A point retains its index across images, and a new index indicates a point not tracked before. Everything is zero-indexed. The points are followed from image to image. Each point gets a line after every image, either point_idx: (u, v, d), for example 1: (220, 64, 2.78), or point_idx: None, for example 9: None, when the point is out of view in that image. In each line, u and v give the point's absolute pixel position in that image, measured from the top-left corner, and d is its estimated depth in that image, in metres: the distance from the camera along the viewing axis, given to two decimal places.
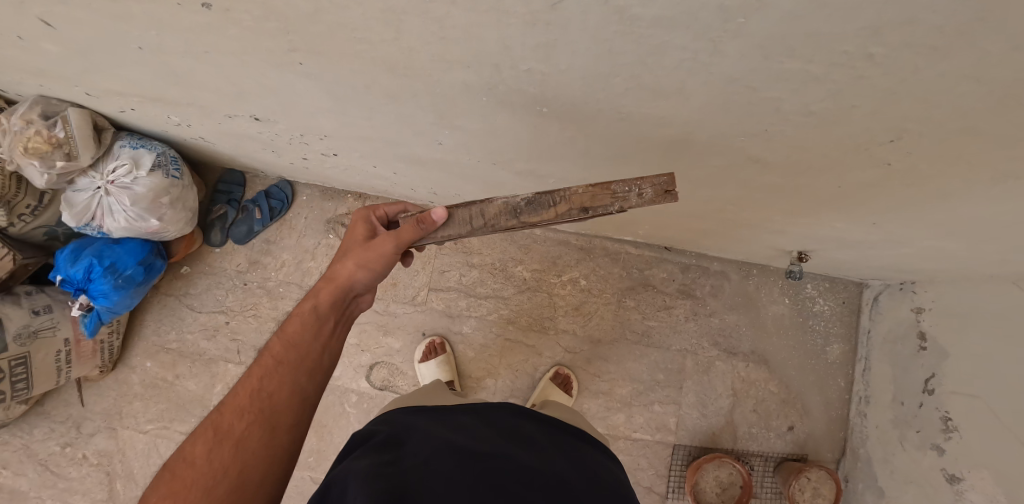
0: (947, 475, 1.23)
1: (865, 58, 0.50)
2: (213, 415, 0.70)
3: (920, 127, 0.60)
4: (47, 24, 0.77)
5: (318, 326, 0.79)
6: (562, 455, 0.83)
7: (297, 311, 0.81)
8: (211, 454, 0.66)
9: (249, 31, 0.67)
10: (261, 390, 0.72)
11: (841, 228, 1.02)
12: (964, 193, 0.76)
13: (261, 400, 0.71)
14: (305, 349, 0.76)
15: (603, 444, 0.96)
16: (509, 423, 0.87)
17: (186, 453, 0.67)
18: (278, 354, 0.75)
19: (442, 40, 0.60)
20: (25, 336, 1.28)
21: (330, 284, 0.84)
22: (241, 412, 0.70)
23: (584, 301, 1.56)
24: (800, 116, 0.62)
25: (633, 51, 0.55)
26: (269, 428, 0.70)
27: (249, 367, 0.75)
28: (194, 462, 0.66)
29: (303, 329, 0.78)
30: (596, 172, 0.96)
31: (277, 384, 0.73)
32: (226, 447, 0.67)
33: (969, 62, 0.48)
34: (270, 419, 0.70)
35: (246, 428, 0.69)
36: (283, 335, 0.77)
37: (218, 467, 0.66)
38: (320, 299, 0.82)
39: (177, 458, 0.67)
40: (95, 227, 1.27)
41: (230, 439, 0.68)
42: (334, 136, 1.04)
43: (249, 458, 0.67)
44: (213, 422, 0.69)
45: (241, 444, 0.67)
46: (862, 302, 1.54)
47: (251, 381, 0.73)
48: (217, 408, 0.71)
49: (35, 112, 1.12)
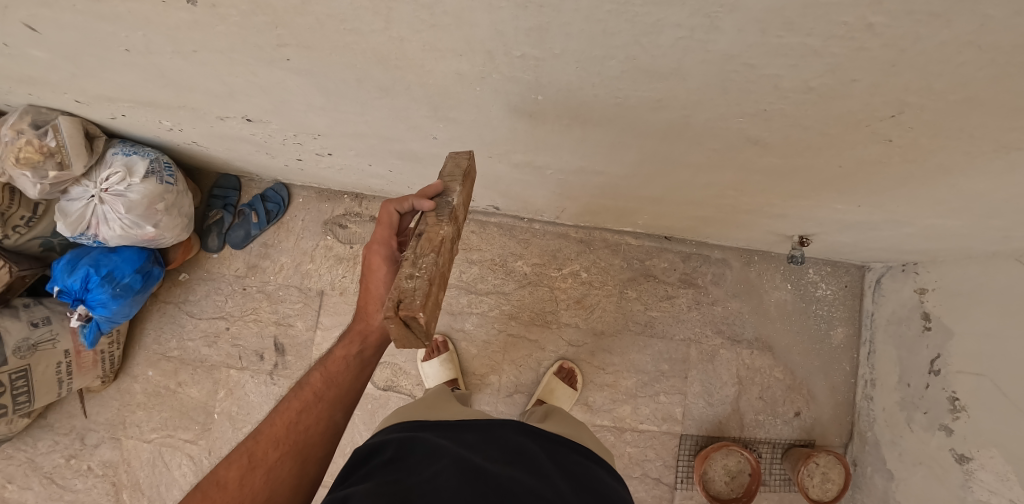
0: (956, 455, 1.23)
1: (864, 28, 0.48)
2: (248, 441, 0.73)
3: (920, 100, 0.59)
4: (32, 29, 0.76)
5: (360, 369, 0.80)
6: (567, 477, 0.82)
7: (341, 351, 0.79)
8: (243, 480, 0.69)
9: (237, 27, 0.66)
10: (298, 423, 0.74)
11: (841, 209, 1.02)
12: (966, 168, 0.75)
13: (297, 432, 0.74)
14: (345, 387, 0.78)
15: (611, 466, 0.95)
16: (517, 440, 0.86)
17: (220, 476, 0.70)
18: (318, 389, 0.77)
19: (433, 27, 0.59)
20: (25, 349, 1.27)
21: (371, 334, 0.80)
22: (276, 442, 0.72)
23: (585, 294, 1.55)
24: (799, 93, 0.61)
25: (627, 31, 0.54)
26: (300, 460, 0.72)
27: (287, 398, 0.77)
28: (226, 486, 0.68)
29: (346, 369, 0.79)
30: (593, 160, 0.94)
31: (313, 418, 0.75)
32: (259, 474, 0.70)
33: (969, 29, 0.47)
34: (302, 450, 0.73)
35: (279, 458, 0.72)
36: (325, 370, 0.79)
37: (248, 492, 0.68)
38: (365, 349, 0.80)
39: (209, 480, 0.69)
40: (90, 237, 1.26)
41: (263, 465, 0.71)
42: (328, 135, 1.03)
43: (277, 488, 0.70)
44: (247, 448, 0.72)
45: (273, 473, 0.70)
46: (864, 284, 1.53)
47: (288, 413, 0.75)
48: (253, 435, 0.73)
49: (26, 122, 1.10)
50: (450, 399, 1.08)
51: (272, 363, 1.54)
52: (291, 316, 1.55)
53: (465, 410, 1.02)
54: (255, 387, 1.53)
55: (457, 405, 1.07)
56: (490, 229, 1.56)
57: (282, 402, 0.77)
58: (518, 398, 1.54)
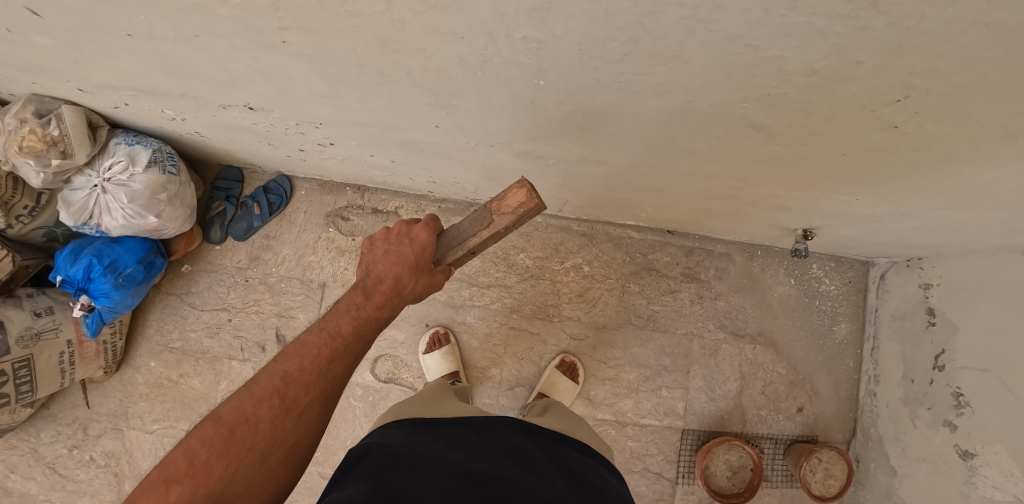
0: (960, 451, 1.22)
1: (869, 6, 0.48)
2: (276, 380, 0.69)
3: (926, 83, 0.58)
4: (35, 13, 0.76)
5: (379, 330, 0.79)
6: (565, 475, 0.81)
7: (370, 309, 0.77)
8: (276, 422, 0.67)
9: (238, 10, 0.66)
10: (328, 372, 0.72)
11: (846, 201, 1.01)
12: (973, 155, 0.74)
13: (327, 381, 0.72)
14: (366, 345, 0.77)
15: (609, 462, 0.95)
16: (513, 438, 0.86)
17: (250, 413, 0.66)
18: (348, 342, 0.74)
19: (434, 9, 0.59)
20: (28, 339, 1.27)
21: (400, 301, 0.80)
22: (307, 386, 0.70)
23: (587, 288, 1.54)
24: (803, 76, 0.60)
25: (629, 11, 0.54)
26: (327, 408, 0.72)
27: (315, 342, 0.73)
28: (258, 426, 0.66)
29: (372, 330, 0.78)
30: (595, 149, 0.94)
31: (341, 368, 0.73)
32: (290, 418, 0.68)
33: (976, 7, 0.46)
34: (329, 399, 0.72)
35: (310, 403, 0.70)
36: (355, 323, 0.75)
37: (279, 436, 0.67)
38: (391, 313, 0.80)
39: (236, 416, 0.66)
40: (93, 226, 1.26)
41: (295, 409, 0.69)
42: (329, 123, 1.02)
43: (305, 432, 0.69)
44: (276, 387, 0.68)
45: (303, 420, 0.69)
46: (869, 280, 1.52)
47: (318, 360, 0.72)
48: (280, 374, 0.69)
49: (29, 111, 1.10)
50: (448, 395, 1.08)
51: (274, 355, 1.54)
52: (293, 308, 1.55)
53: (463, 407, 1.01)
54: None
55: (456, 401, 1.06)
56: None
57: (308, 343, 0.72)
58: (519, 392, 1.54)
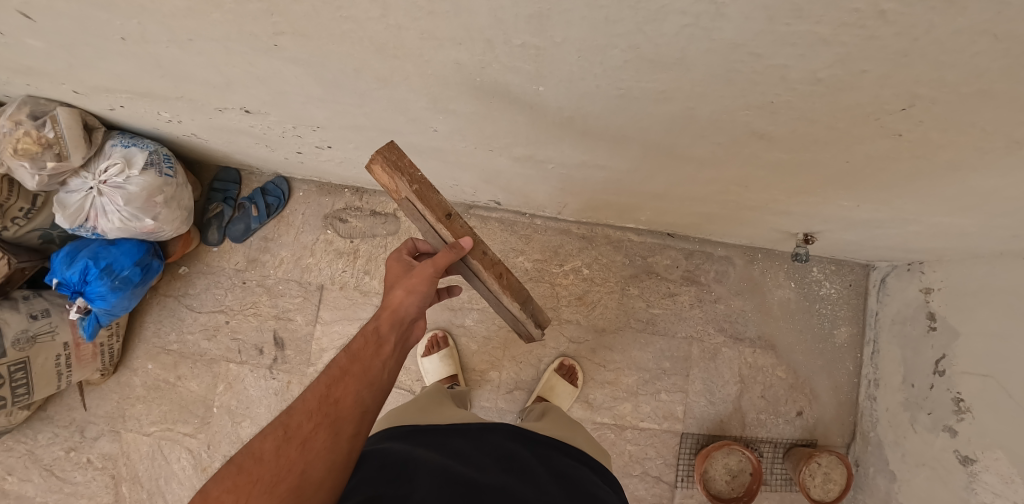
0: (960, 457, 1.22)
1: (876, 15, 0.47)
2: (281, 415, 0.65)
3: (932, 92, 0.57)
4: (27, 16, 0.75)
5: (377, 345, 0.70)
6: (562, 484, 0.81)
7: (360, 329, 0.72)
8: (279, 450, 0.61)
9: (232, 14, 0.65)
10: (328, 396, 0.65)
11: (848, 206, 1.00)
12: (977, 164, 0.73)
13: (329, 406, 0.64)
14: (366, 364, 0.68)
15: (605, 469, 0.95)
16: (508, 447, 0.86)
17: (256, 447, 0.62)
18: (343, 364, 0.68)
19: (431, 14, 0.58)
20: (24, 341, 1.26)
21: (386, 310, 0.73)
22: (308, 413, 0.64)
23: (586, 291, 1.54)
24: (807, 84, 0.59)
25: (630, 18, 0.53)
26: (336, 433, 0.63)
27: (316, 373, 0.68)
28: (262, 457, 0.61)
29: (367, 345, 0.69)
30: (594, 154, 0.93)
31: (344, 391, 0.65)
32: (294, 445, 0.62)
33: (986, 17, 0.45)
34: (335, 423, 0.63)
35: (314, 429, 0.63)
36: (347, 348, 0.70)
37: (285, 464, 0.61)
38: (387, 327, 0.72)
39: (244, 452, 0.62)
40: (89, 229, 1.25)
41: (298, 437, 0.62)
42: (327, 127, 1.01)
43: (314, 460, 0.61)
44: (280, 420, 0.64)
45: (309, 445, 0.62)
46: (869, 283, 1.51)
47: (318, 387, 0.66)
48: (286, 408, 0.65)
49: (24, 113, 1.09)
50: (445, 400, 1.07)
51: (271, 357, 1.53)
52: (291, 311, 1.54)
53: (460, 413, 1.00)
54: (255, 381, 1.53)
55: (453, 407, 1.05)
56: (491, 223, 1.55)
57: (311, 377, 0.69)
58: (517, 395, 1.53)
